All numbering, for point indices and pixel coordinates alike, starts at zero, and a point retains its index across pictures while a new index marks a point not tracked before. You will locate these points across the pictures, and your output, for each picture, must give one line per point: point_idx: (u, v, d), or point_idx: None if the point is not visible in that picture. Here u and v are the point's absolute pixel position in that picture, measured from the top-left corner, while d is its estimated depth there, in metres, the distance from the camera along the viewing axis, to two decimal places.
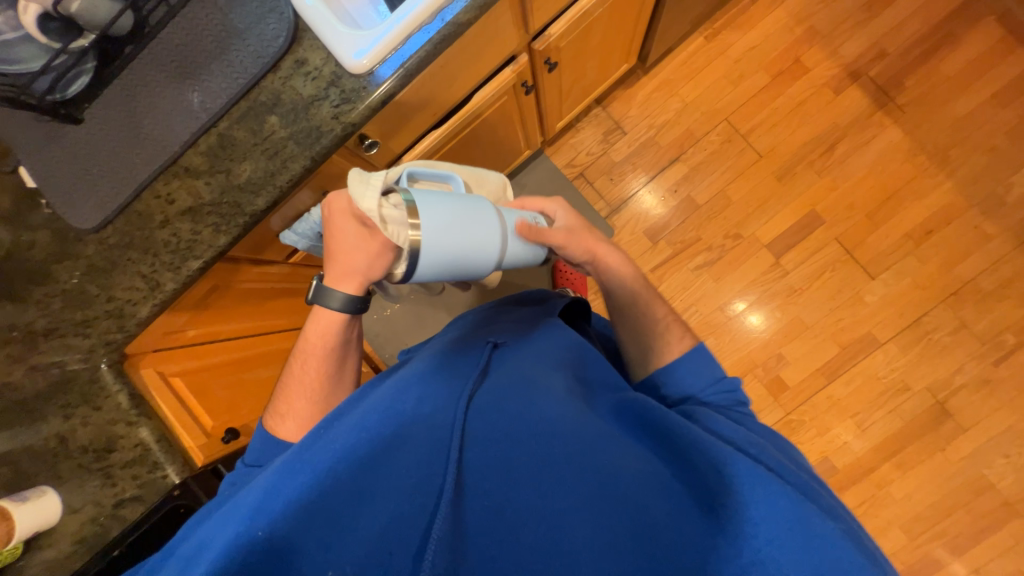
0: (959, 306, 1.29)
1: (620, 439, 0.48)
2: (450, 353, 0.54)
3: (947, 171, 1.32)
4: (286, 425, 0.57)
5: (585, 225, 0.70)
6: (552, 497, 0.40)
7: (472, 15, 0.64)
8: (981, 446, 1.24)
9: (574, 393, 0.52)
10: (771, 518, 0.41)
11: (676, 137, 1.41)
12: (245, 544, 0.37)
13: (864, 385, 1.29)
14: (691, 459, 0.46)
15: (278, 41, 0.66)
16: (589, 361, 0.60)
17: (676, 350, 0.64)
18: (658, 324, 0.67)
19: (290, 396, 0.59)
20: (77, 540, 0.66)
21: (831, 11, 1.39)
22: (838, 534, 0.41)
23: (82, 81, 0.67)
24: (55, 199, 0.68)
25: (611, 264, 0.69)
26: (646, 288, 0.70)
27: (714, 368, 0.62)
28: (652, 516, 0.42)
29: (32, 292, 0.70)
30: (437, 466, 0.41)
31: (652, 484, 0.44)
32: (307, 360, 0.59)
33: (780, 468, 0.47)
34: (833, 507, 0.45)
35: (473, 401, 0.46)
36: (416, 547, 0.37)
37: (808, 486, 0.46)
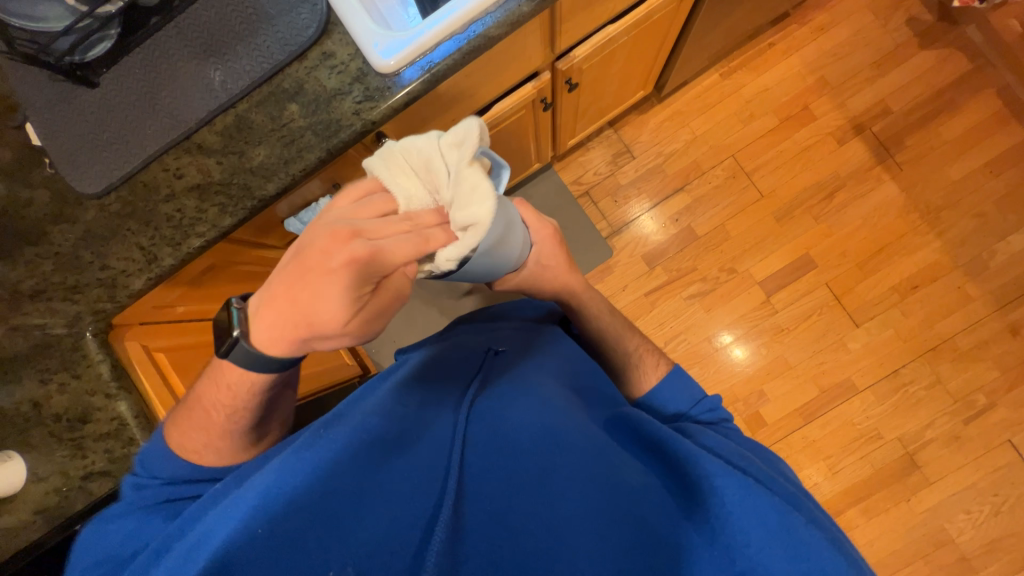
0: (937, 362, 1.33)
1: (615, 450, 0.49)
2: (451, 364, 0.57)
3: (936, 231, 1.37)
4: (207, 457, 0.53)
5: (566, 262, 0.71)
6: (549, 502, 0.42)
7: (503, 31, 0.65)
8: (945, 500, 1.27)
9: (571, 403, 0.54)
10: (764, 530, 0.41)
11: (683, 168, 1.44)
12: (241, 536, 0.36)
13: (839, 430, 1.32)
14: (685, 470, 0.46)
15: (307, 31, 0.66)
16: (587, 377, 0.62)
17: (652, 379, 0.67)
18: (631, 356, 0.71)
19: (198, 430, 0.53)
20: (38, 510, 0.64)
21: (843, 65, 1.44)
22: (828, 545, 0.41)
23: (103, 47, 0.67)
24: (59, 159, 0.67)
25: (589, 300, 0.73)
26: (620, 323, 0.74)
27: (692, 390, 0.65)
28: (647, 525, 0.43)
29: (24, 250, 0.69)
30: (438, 469, 0.44)
31: (647, 495, 0.45)
32: (217, 399, 0.52)
33: (771, 480, 0.48)
34: (822, 519, 0.46)
35: (472, 408, 0.49)
36: (417, 546, 0.38)
37: (798, 498, 0.47)
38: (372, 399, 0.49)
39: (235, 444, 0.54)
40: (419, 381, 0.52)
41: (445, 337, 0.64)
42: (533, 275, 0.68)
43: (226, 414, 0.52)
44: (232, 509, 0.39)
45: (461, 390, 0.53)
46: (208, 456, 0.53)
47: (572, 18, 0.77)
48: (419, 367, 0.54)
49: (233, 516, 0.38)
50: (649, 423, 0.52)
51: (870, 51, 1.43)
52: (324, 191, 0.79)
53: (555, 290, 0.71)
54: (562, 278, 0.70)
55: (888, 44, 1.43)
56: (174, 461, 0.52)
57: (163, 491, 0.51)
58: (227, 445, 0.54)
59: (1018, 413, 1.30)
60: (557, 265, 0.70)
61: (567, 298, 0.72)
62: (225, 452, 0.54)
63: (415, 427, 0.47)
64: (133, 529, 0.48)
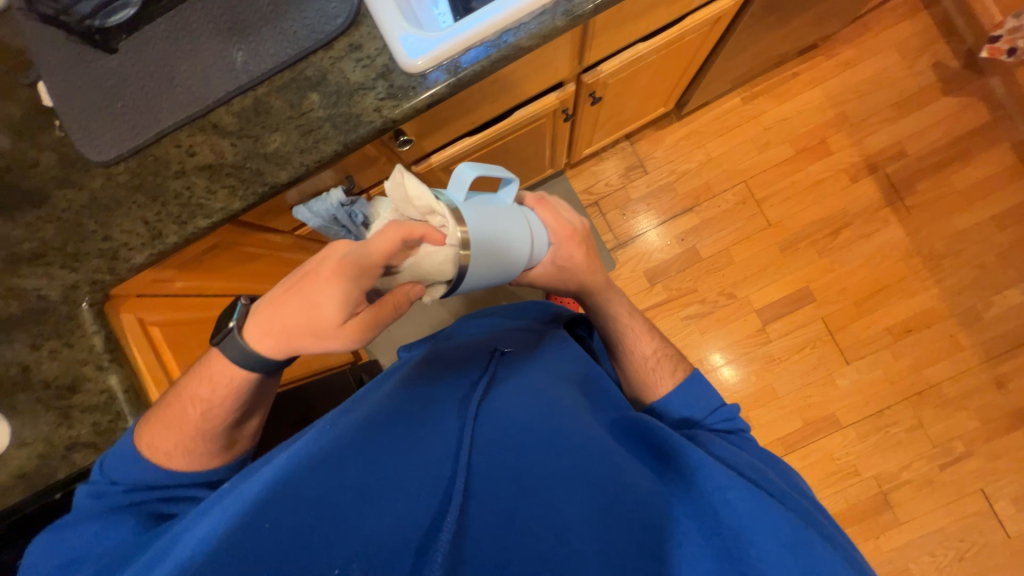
0: (921, 407, 1.35)
1: (623, 455, 0.48)
2: (459, 360, 0.56)
3: (936, 278, 1.38)
4: (176, 460, 0.53)
5: (586, 256, 0.66)
6: (555, 506, 0.42)
7: (534, 43, 0.64)
8: (911, 541, 1.30)
9: (577, 405, 0.52)
10: (775, 543, 0.40)
11: (694, 188, 1.44)
12: (242, 525, 0.36)
13: (818, 462, 1.34)
14: (693, 479, 0.45)
15: (336, 21, 0.65)
16: (594, 381, 0.61)
17: (667, 385, 0.65)
18: (647, 360, 0.68)
19: (176, 433, 0.53)
20: (17, 474, 0.63)
21: (864, 102, 1.44)
22: (836, 562, 0.40)
23: (126, 13, 0.66)
24: (70, 123, 0.66)
25: (612, 299, 0.71)
26: (638, 324, 0.71)
27: (710, 397, 0.62)
28: (657, 532, 0.42)
29: (25, 212, 0.67)
30: (444, 467, 0.43)
31: (656, 504, 0.44)
32: (198, 394, 0.53)
33: (781, 494, 0.46)
34: (834, 535, 0.44)
35: (480, 407, 0.48)
36: (421, 547, 0.38)
37: (809, 513, 0.45)
38: (376, 395, 0.49)
39: (206, 448, 0.54)
40: (423, 375, 0.52)
41: (453, 337, 0.64)
42: (550, 275, 0.65)
43: (201, 411, 0.52)
44: (235, 499, 0.39)
45: (468, 387, 0.52)
46: (178, 458, 0.53)
47: (604, 34, 0.76)
48: (425, 364, 0.54)
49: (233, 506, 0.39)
50: (657, 428, 0.51)
51: (892, 92, 1.43)
52: (336, 181, 0.77)
53: (568, 288, 0.68)
54: (580, 275, 0.66)
55: (911, 86, 1.43)
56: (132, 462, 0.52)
57: (119, 499, 0.51)
58: (200, 446, 0.53)
59: (994, 465, 1.32)
60: (578, 265, 0.65)
61: (588, 296, 0.70)
62: (195, 456, 0.54)
63: (420, 425, 0.46)
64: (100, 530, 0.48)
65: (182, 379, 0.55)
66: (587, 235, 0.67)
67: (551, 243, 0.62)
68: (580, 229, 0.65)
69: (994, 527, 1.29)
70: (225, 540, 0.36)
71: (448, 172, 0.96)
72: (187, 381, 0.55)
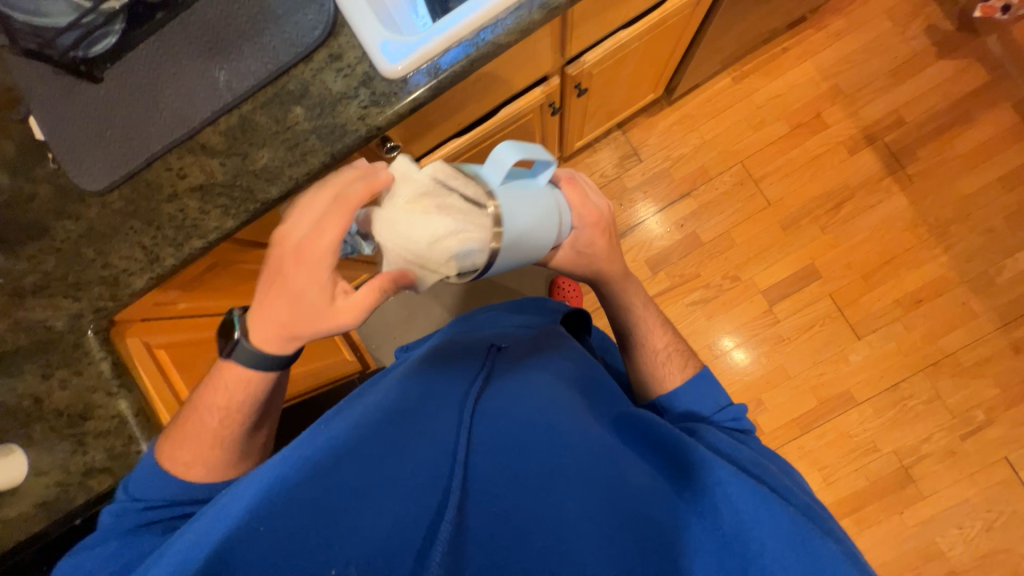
0: (937, 377, 1.32)
1: (623, 452, 0.48)
2: (453, 357, 0.56)
3: (944, 245, 1.36)
4: (194, 471, 0.54)
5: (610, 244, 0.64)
6: (555, 503, 0.41)
7: (513, 39, 0.64)
8: (937, 514, 1.28)
9: (576, 402, 0.52)
10: (777, 539, 0.40)
11: (690, 173, 1.42)
12: (242, 530, 0.37)
13: (835, 441, 1.32)
14: (695, 476, 0.45)
15: (315, 33, 0.65)
16: (593, 375, 0.60)
17: (677, 378, 0.64)
18: (659, 354, 0.67)
19: (194, 444, 0.55)
20: (38, 503, 0.63)
21: (857, 72, 1.42)
22: (842, 559, 0.39)
23: (107, 42, 0.66)
24: (63, 155, 0.67)
25: (630, 290, 0.70)
26: (652, 319, 0.70)
27: (718, 395, 0.62)
28: (659, 527, 0.42)
29: (25, 246, 0.68)
30: (441, 467, 0.43)
31: (657, 500, 0.44)
32: (215, 402, 0.55)
33: (782, 488, 0.46)
34: (836, 530, 0.44)
35: (478, 405, 0.48)
36: (420, 547, 0.38)
37: (810, 508, 0.45)
38: (373, 398, 0.48)
39: (226, 454, 0.55)
40: (419, 374, 0.52)
41: (448, 334, 0.63)
42: (571, 261, 0.64)
43: (218, 417, 0.54)
44: (231, 506, 0.39)
45: (464, 385, 0.51)
46: (199, 469, 0.54)
47: (584, 24, 0.75)
48: (419, 363, 0.54)
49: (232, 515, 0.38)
50: (657, 425, 0.50)
51: (885, 59, 1.41)
52: None
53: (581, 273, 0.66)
54: (599, 263, 0.65)
55: (904, 52, 1.40)
56: (156, 479, 0.53)
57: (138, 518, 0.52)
58: (222, 456, 0.55)
59: (1017, 431, 1.29)
60: (598, 252, 0.64)
61: (605, 285, 0.69)
62: (215, 464, 0.55)
63: (416, 424, 0.45)
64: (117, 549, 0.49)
65: (192, 401, 0.57)
66: (613, 220, 0.64)
67: (575, 227, 0.60)
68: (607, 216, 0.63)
69: (1021, 495, 1.27)
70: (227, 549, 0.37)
71: None
72: (196, 405, 0.56)
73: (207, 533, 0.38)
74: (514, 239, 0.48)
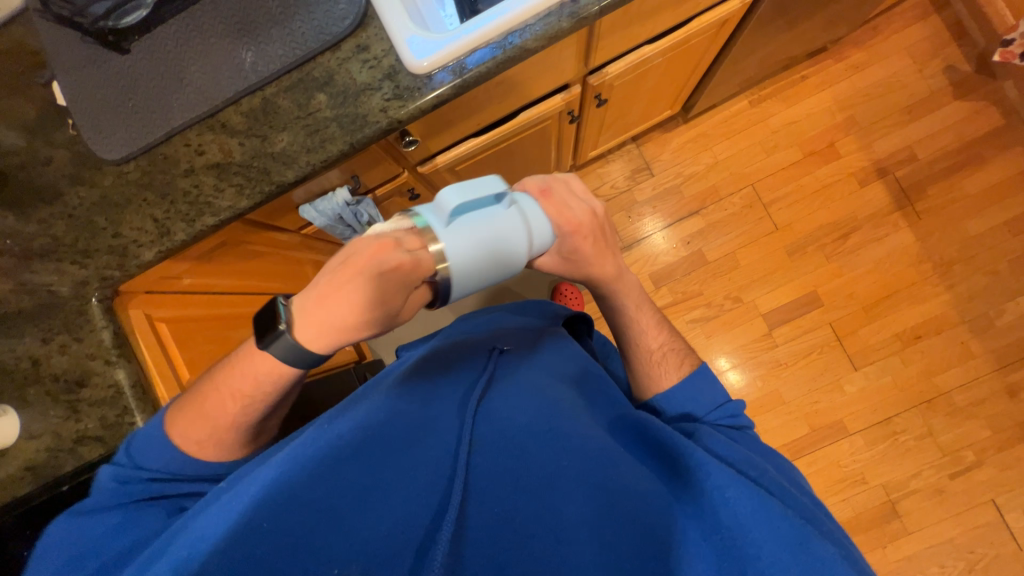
0: (931, 414, 1.32)
1: (621, 455, 0.48)
2: (457, 359, 0.56)
3: (947, 284, 1.36)
4: (205, 452, 0.53)
5: (602, 241, 0.62)
6: (554, 507, 0.41)
7: (539, 45, 0.64)
8: (921, 551, 1.27)
9: (575, 405, 0.52)
10: (777, 543, 0.40)
11: (701, 191, 1.43)
12: (242, 528, 0.37)
13: (825, 470, 1.32)
14: (693, 478, 0.44)
15: (344, 22, 0.66)
16: (595, 381, 0.60)
17: (672, 377, 0.64)
18: (652, 354, 0.67)
19: (207, 425, 0.53)
20: (26, 467, 0.63)
21: (873, 106, 1.43)
22: (840, 560, 0.39)
23: (137, 15, 0.66)
24: (83, 121, 0.67)
25: (621, 291, 0.67)
26: (647, 318, 0.69)
27: (716, 392, 0.61)
28: (658, 532, 0.41)
29: (37, 209, 0.69)
30: (443, 468, 0.43)
31: (655, 504, 0.43)
32: (236, 390, 0.52)
33: (780, 491, 0.45)
34: (833, 532, 0.44)
35: (478, 407, 0.48)
36: (420, 548, 0.38)
37: (808, 511, 0.44)
38: (373, 398, 0.48)
39: (239, 439, 0.54)
40: (422, 373, 0.51)
41: (452, 336, 0.63)
42: (557, 266, 0.62)
43: (240, 405, 0.52)
44: (232, 501, 0.39)
45: (467, 387, 0.52)
46: (207, 449, 0.53)
47: (610, 36, 0.76)
48: (422, 363, 0.54)
49: (227, 516, 0.38)
50: (654, 427, 0.50)
51: (902, 95, 1.42)
52: (343, 180, 0.78)
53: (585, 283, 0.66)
54: (587, 269, 0.63)
55: (922, 89, 1.42)
56: (164, 453, 0.52)
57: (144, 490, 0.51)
58: (233, 437, 0.54)
59: (1006, 475, 1.29)
60: (587, 257, 0.61)
61: (596, 289, 0.67)
62: (224, 447, 0.54)
63: (419, 425, 0.46)
64: (119, 524, 0.49)
65: (212, 378, 0.54)
66: (600, 222, 0.61)
67: (556, 236, 0.58)
68: (594, 214, 0.60)
69: (1006, 539, 1.27)
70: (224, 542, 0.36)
71: (454, 173, 0.96)
72: (216, 385, 0.53)
73: (207, 527, 0.38)
74: (465, 280, 0.47)
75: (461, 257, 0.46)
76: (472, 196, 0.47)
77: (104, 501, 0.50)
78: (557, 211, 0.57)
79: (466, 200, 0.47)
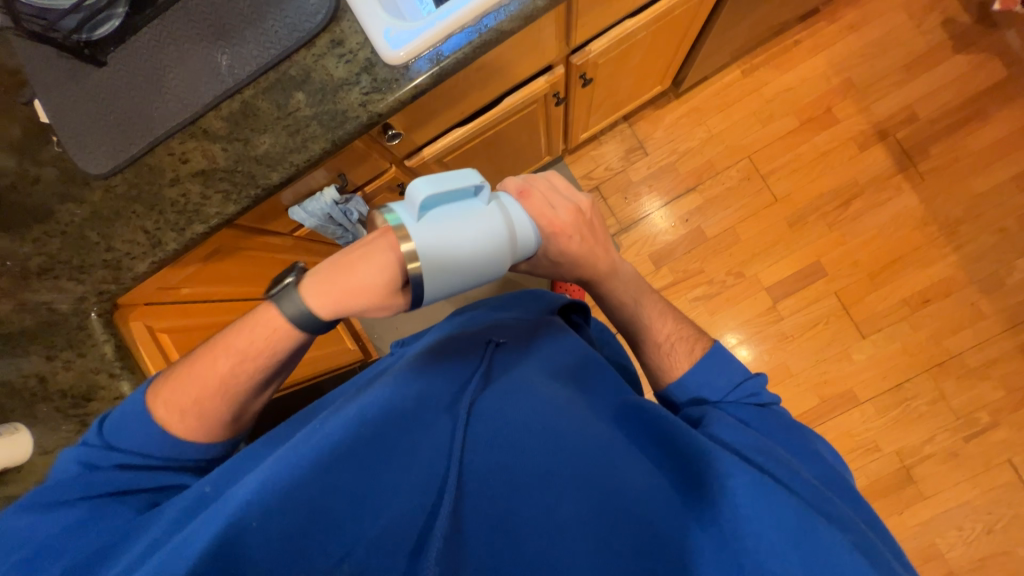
0: (942, 378, 1.31)
1: (621, 448, 0.47)
2: (454, 352, 0.55)
3: (954, 245, 1.33)
4: (187, 424, 0.54)
5: (592, 233, 0.62)
6: (550, 503, 0.41)
7: (515, 25, 0.63)
8: (937, 516, 1.27)
9: (572, 399, 0.51)
10: (778, 530, 0.40)
11: (696, 167, 1.41)
12: (235, 533, 0.37)
13: (836, 440, 1.31)
14: (696, 469, 0.45)
15: (316, 17, 0.65)
16: (595, 370, 0.59)
17: (684, 364, 0.63)
18: (662, 343, 0.65)
19: (195, 394, 0.54)
20: (42, 481, 0.64)
21: (870, 67, 1.39)
22: (847, 547, 0.38)
23: (110, 25, 0.66)
24: (67, 137, 0.67)
25: (618, 287, 0.67)
26: (650, 307, 0.68)
27: (733, 370, 0.60)
28: (657, 523, 0.41)
29: (30, 228, 0.69)
30: (437, 467, 0.43)
31: (653, 497, 0.43)
32: (231, 355, 0.54)
33: (789, 478, 0.45)
34: (848, 517, 0.42)
35: (474, 405, 0.47)
36: (414, 545, 0.39)
37: (816, 495, 0.43)
38: (367, 394, 0.47)
39: (221, 415, 0.55)
40: (417, 369, 0.51)
41: (449, 329, 0.62)
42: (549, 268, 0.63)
43: (230, 372, 0.54)
44: (226, 506, 0.39)
45: (462, 383, 0.51)
46: (189, 423, 0.54)
47: (589, 11, 0.74)
48: (418, 356, 0.54)
49: (218, 522, 0.38)
50: (656, 417, 0.49)
51: (900, 53, 1.38)
52: (330, 180, 0.78)
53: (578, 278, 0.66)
54: (580, 268, 0.63)
55: (920, 46, 1.37)
56: (145, 432, 0.53)
57: (117, 480, 0.52)
58: (215, 413, 0.54)
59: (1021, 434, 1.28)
60: (576, 255, 0.61)
61: (590, 287, 0.67)
62: (204, 424, 0.55)
63: (414, 426, 0.45)
64: (78, 521, 0.48)
65: (206, 346, 0.56)
66: (586, 218, 0.61)
67: (542, 241, 0.57)
68: (575, 211, 0.59)
69: None
70: (219, 548, 0.37)
71: (442, 165, 0.95)
72: (212, 353, 0.55)
73: (203, 528, 0.38)
74: (443, 283, 0.46)
75: (437, 256, 0.46)
76: (444, 191, 0.46)
77: (72, 492, 0.50)
78: (539, 213, 0.56)
79: (439, 192, 0.46)
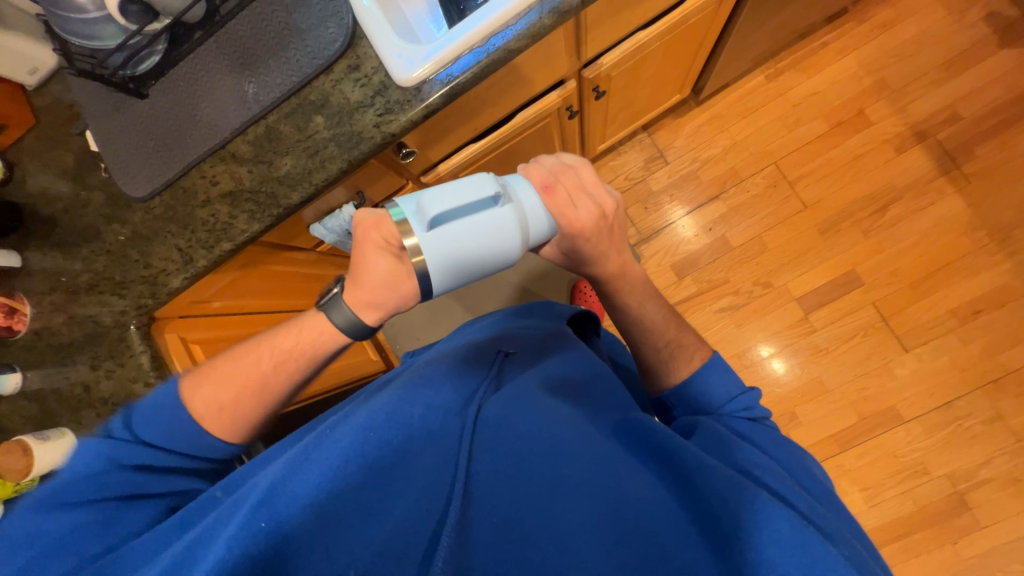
0: (998, 396, 1.21)
1: (624, 459, 0.46)
2: (463, 359, 0.56)
3: (1007, 251, 1.24)
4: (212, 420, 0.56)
5: (612, 232, 0.60)
6: (550, 514, 0.41)
7: (523, 43, 0.64)
8: (997, 547, 1.16)
9: (577, 409, 0.51)
10: (779, 547, 0.36)
11: (719, 174, 1.37)
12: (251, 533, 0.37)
13: (880, 461, 1.22)
14: (695, 485, 0.43)
15: (334, 44, 0.68)
16: (604, 383, 0.58)
17: (684, 371, 0.62)
18: (661, 350, 0.64)
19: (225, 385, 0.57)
20: None
21: (906, 66, 1.32)
22: (843, 563, 0.35)
23: (152, 61, 0.72)
24: (114, 165, 0.73)
25: (626, 288, 0.65)
26: (656, 313, 0.66)
27: (729, 383, 0.60)
28: (656, 537, 0.40)
29: (80, 247, 0.75)
30: (443, 473, 0.44)
31: (657, 511, 0.42)
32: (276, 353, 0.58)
33: (789, 493, 0.42)
34: (843, 533, 0.40)
35: (480, 413, 0.48)
36: (423, 548, 0.39)
37: (817, 513, 0.41)
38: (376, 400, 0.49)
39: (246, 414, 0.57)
40: (421, 378, 0.51)
41: (459, 340, 0.64)
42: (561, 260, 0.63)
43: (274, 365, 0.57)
44: (239, 506, 0.40)
45: (471, 392, 0.52)
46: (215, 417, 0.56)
47: (599, 25, 0.74)
48: (429, 366, 0.55)
49: (229, 530, 0.38)
50: (656, 430, 0.48)
51: (938, 51, 1.31)
52: (349, 197, 0.82)
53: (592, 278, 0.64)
54: (589, 270, 0.63)
55: (960, 42, 1.30)
56: (175, 420, 0.55)
57: (129, 482, 0.51)
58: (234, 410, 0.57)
59: None
60: (587, 255, 0.60)
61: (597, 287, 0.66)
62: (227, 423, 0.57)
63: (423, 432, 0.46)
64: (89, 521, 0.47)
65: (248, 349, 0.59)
66: (609, 221, 0.58)
67: (555, 234, 0.57)
68: (598, 209, 0.57)
69: None
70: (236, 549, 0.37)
71: None
72: (255, 349, 0.59)
73: (215, 532, 0.39)
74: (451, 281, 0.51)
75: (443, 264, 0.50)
76: (456, 202, 0.48)
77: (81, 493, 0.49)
78: (558, 209, 0.55)
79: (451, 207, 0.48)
